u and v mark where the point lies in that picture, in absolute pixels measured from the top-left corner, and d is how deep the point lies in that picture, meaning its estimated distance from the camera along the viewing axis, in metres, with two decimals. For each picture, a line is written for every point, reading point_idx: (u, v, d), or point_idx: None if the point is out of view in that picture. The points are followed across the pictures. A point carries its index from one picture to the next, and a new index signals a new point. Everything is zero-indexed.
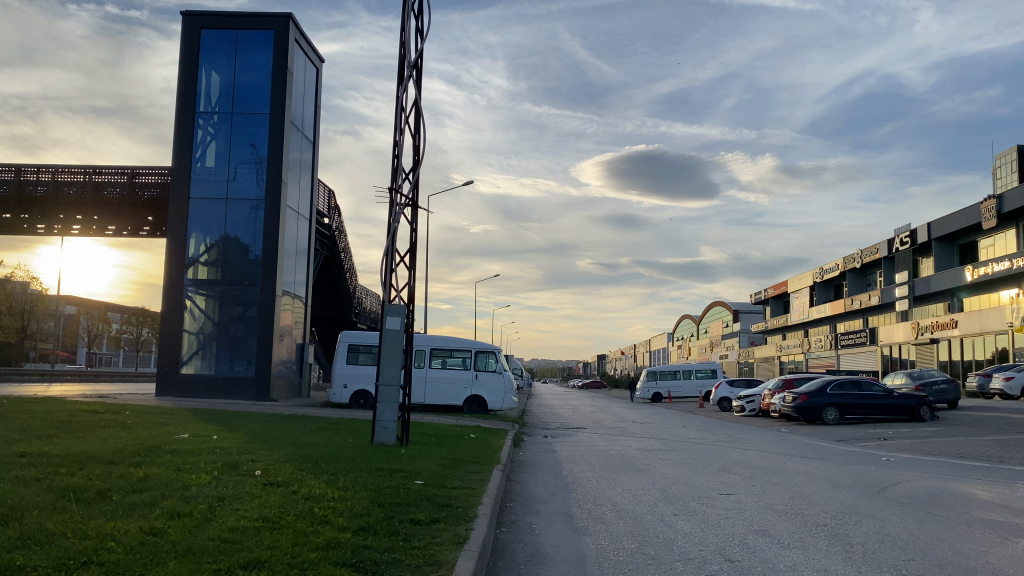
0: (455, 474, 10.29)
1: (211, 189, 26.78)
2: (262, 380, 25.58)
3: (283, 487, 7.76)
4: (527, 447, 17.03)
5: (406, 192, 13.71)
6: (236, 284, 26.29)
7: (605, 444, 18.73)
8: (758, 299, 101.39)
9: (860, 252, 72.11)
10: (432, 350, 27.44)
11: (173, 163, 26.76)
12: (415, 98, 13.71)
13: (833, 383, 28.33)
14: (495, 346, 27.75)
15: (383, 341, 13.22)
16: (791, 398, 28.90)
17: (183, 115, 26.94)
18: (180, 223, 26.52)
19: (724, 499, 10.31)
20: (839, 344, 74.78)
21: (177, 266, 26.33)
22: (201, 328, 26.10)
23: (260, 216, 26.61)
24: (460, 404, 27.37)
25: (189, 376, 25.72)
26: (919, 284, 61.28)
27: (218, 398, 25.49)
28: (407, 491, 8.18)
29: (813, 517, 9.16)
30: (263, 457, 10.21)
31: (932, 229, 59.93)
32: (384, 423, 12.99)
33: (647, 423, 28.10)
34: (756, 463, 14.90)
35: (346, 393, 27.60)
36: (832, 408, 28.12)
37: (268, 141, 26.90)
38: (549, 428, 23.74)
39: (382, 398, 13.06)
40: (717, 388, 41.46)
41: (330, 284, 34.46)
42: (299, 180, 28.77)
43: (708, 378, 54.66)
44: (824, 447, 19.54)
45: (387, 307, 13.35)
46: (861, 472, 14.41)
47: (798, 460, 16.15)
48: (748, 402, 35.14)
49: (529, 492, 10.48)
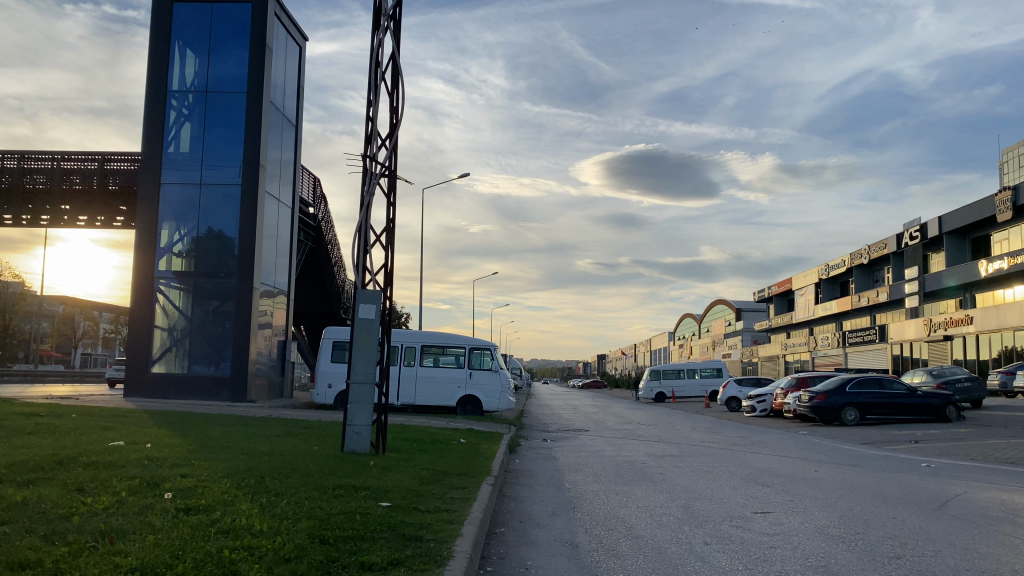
0: (433, 490, 8.44)
1: (184, 173, 24.94)
2: (239, 379, 23.73)
3: (195, 517, 5.90)
4: (525, 453, 15.19)
5: (382, 159, 11.90)
6: (211, 276, 24.46)
7: (611, 448, 16.87)
8: (761, 297, 99.46)
9: (867, 248, 70.32)
10: (423, 347, 25.59)
11: (143, 145, 24.92)
12: (392, 51, 11.92)
13: (852, 381, 26.53)
14: (490, 343, 25.95)
15: (355, 332, 11.34)
16: (807, 397, 27.08)
17: (153, 94, 25.10)
18: (152, 211, 24.70)
19: (762, 521, 8.49)
20: (846, 342, 72.88)
21: (147, 258, 24.49)
22: (174, 324, 24.28)
23: (236, 203, 24.74)
24: (454, 405, 25.48)
25: (160, 375, 23.86)
26: (930, 280, 59.60)
27: (190, 399, 23.64)
28: (362, 519, 6.31)
29: (879, 546, 7.36)
30: (200, 471, 8.36)
31: (943, 223, 58.11)
32: (355, 428, 11.18)
33: (654, 425, 26.26)
34: (785, 472, 13.04)
35: (330, 394, 25.73)
36: (853, 408, 26.27)
37: (245, 122, 25.02)
38: (549, 431, 21.84)
39: (353, 398, 11.24)
40: (724, 387, 39.59)
41: (317, 277, 32.60)
42: (280, 166, 26.94)
43: (714, 377, 52.81)
44: (852, 451, 17.67)
45: (360, 293, 11.47)
46: (907, 482, 12.56)
47: (830, 467, 14.29)
48: (759, 401, 33.32)
49: (524, 512, 8.66)
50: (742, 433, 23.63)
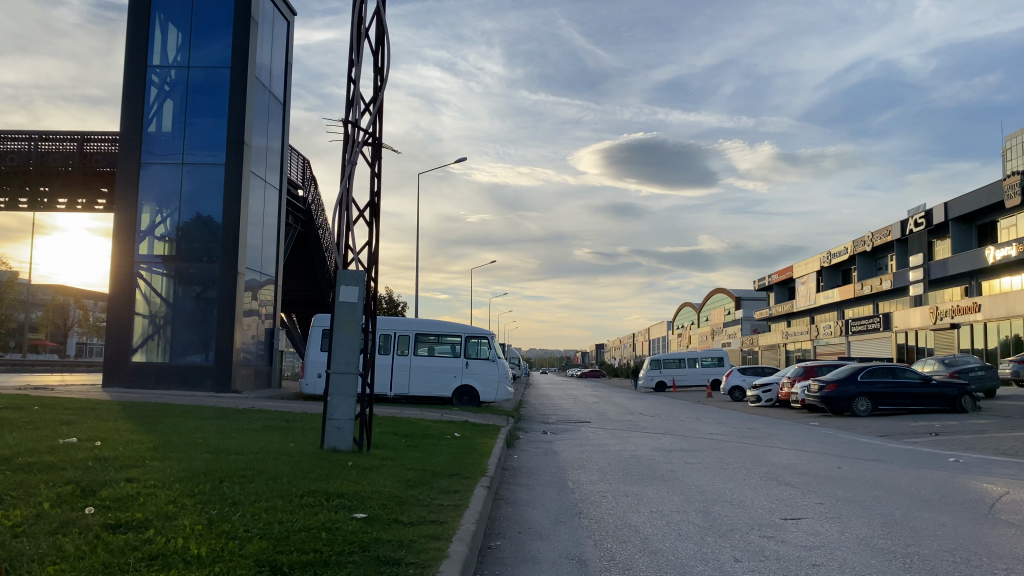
0: (418, 496, 7.36)
1: (166, 153, 23.77)
2: (224, 368, 22.64)
3: (120, 536, 4.81)
4: (523, 448, 14.14)
5: (366, 125, 10.80)
6: (194, 261, 23.33)
7: (615, 442, 15.82)
8: (762, 285, 98.43)
9: (870, 235, 69.28)
10: (417, 335, 24.49)
11: (122, 122, 23.71)
12: (376, 5, 10.82)
13: (863, 370, 25.53)
14: (488, 331, 24.89)
15: (335, 316, 10.24)
16: (817, 387, 26.08)
17: (133, 69, 23.88)
18: (131, 192, 23.51)
19: (796, 530, 7.48)
20: (849, 330, 71.85)
21: (127, 241, 23.34)
22: (156, 311, 23.17)
23: (221, 183, 23.57)
24: (450, 396, 24.41)
25: (140, 365, 22.73)
26: (935, 267, 58.65)
27: (173, 389, 22.54)
28: (326, 538, 5.20)
29: (939, 562, 6.29)
30: (152, 474, 7.28)
31: (949, 209, 57.00)
32: (335, 422, 10.10)
33: (658, 416, 25.24)
34: (807, 470, 11.98)
35: (320, 384, 24.63)
36: (864, 398, 25.24)
37: (229, 98, 23.81)
38: (550, 423, 20.76)
39: (334, 390, 10.17)
40: (728, 376, 38.57)
41: (307, 262, 31.51)
42: (267, 147, 25.75)
43: (715, 366, 51.79)
44: (872, 445, 16.60)
45: (341, 274, 10.39)
46: (942, 480, 11.48)
47: (854, 463, 13.23)
48: (764, 391, 32.31)
49: (523, 521, 7.58)
50: (750, 424, 22.55)
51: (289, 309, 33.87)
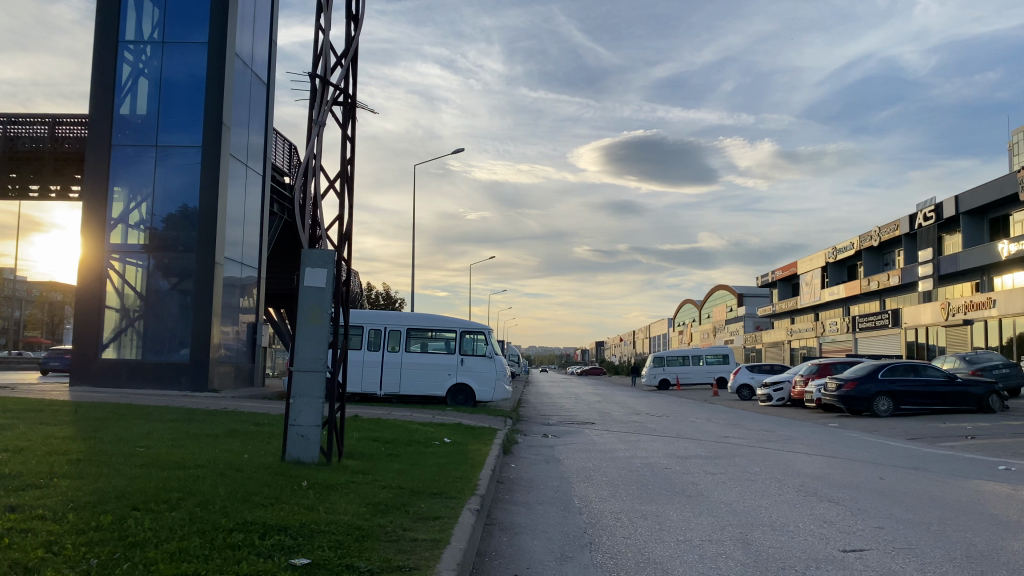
0: (383, 527, 5.78)
1: (139, 134, 22.18)
2: (200, 366, 21.09)
3: None
4: (520, 455, 12.59)
5: (337, 80, 9.26)
6: (170, 250, 21.79)
7: (623, 446, 14.29)
8: (765, 281, 97.00)
9: (878, 230, 67.72)
10: (409, 330, 22.95)
11: (91, 102, 22.08)
12: None
13: (884, 368, 24.00)
14: (485, 326, 23.35)
15: (300, 303, 8.66)
16: (835, 385, 24.50)
17: (104, 44, 22.23)
18: (101, 176, 21.88)
19: (864, 568, 5.93)
20: (856, 327, 70.19)
21: (97, 230, 21.75)
22: (129, 305, 21.62)
23: (198, 167, 21.99)
24: (444, 394, 22.86)
25: (110, 362, 21.16)
26: (945, 262, 57.18)
27: (145, 388, 21.00)
28: None
29: None
30: (52, 498, 5.73)
31: (960, 203, 55.41)
32: (298, 429, 8.55)
33: (666, 416, 23.68)
34: (846, 482, 10.41)
35: None
36: (885, 398, 23.69)
37: (207, 76, 22.24)
38: (551, 425, 19.20)
39: (297, 391, 8.61)
40: (736, 374, 37.02)
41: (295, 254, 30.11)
42: (248, 129, 24.21)
43: (720, 363, 50.22)
44: (906, 451, 15.02)
45: (306, 254, 8.77)
46: (1005, 495, 9.89)
47: (895, 473, 11.66)
48: (775, 390, 30.81)
49: (522, 558, 6.04)
50: (765, 426, 20.96)
51: (276, 303, 32.41)
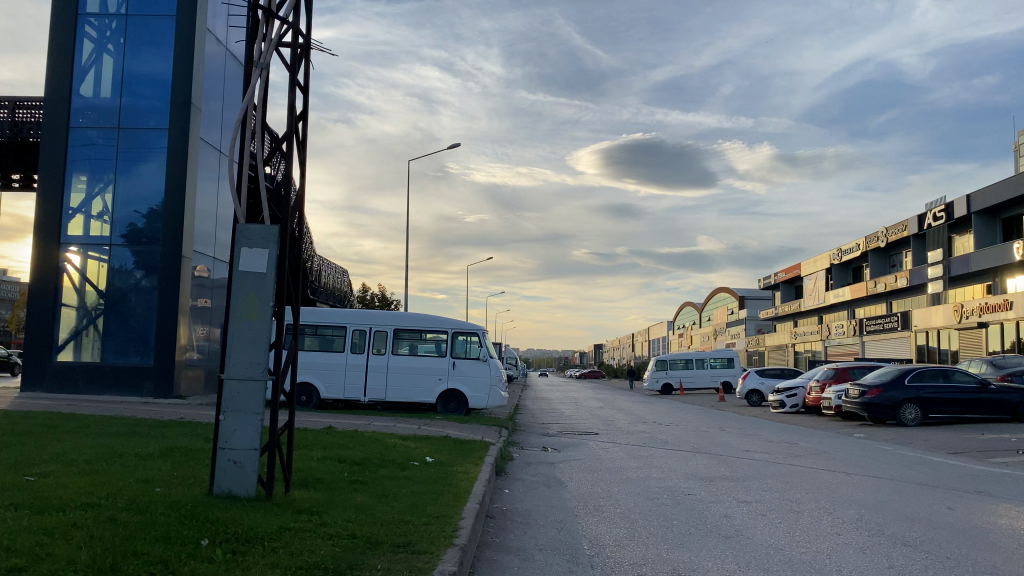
0: None
1: (100, 115, 20.27)
2: (164, 370, 19.19)
3: None
4: (515, 478, 10.71)
5: (286, 14, 7.42)
6: (133, 242, 19.90)
7: (634, 464, 12.44)
8: (767, 283, 95.26)
9: (885, 231, 65.97)
10: (397, 331, 21.09)
11: (47, 80, 20.19)
12: None
13: (910, 373, 22.17)
14: (479, 327, 21.49)
15: (234, 292, 6.80)
16: (857, 392, 22.57)
17: (63, 18, 20.33)
18: (56, 161, 19.96)
19: None
20: (863, 330, 68.36)
21: (52, 220, 19.84)
22: (89, 304, 19.73)
23: (164, 152, 20.10)
24: (435, 402, 20.97)
25: (66, 365, 19.31)
26: (956, 264, 55.36)
27: (103, 394, 19.11)
28: None
29: None
30: None
31: (972, 202, 53.54)
32: (229, 454, 6.68)
33: (676, 426, 21.81)
34: (911, 516, 8.53)
35: None
36: (913, 405, 21.88)
37: (175, 52, 20.37)
38: (551, 436, 17.33)
39: (228, 406, 6.72)
40: (745, 379, 35.17)
41: None
42: (221, 114, 22.35)
43: (725, 367, 48.39)
44: (956, 469, 13.11)
45: (242, 229, 6.89)
46: None
47: (962, 500, 9.78)
48: (789, 396, 28.96)
49: None
50: (785, 438, 19.08)
51: None
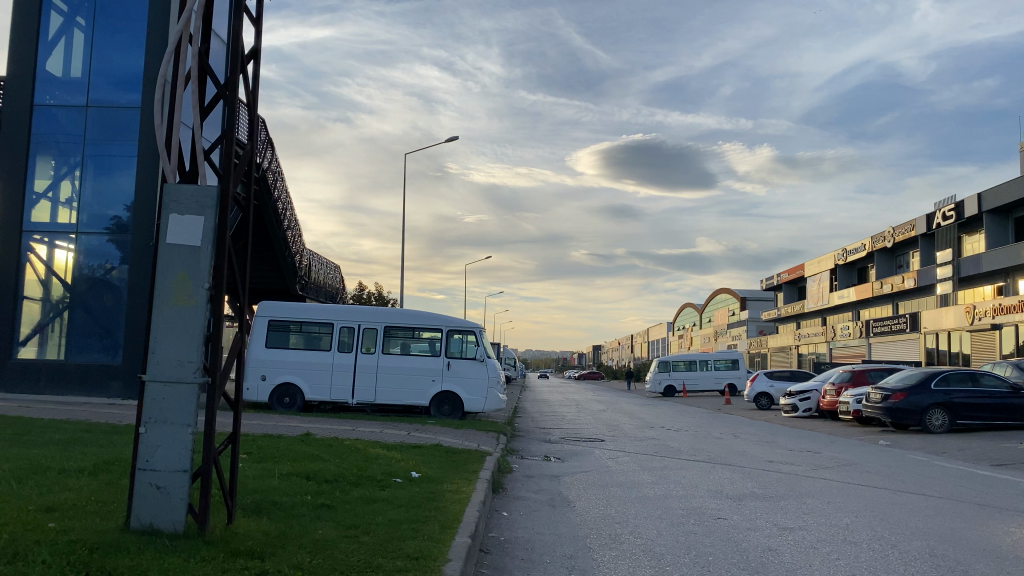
0: None
1: (66, 93, 18.78)
2: (134, 369, 17.72)
3: None
4: (515, 496, 9.22)
5: None
6: (101, 231, 18.43)
7: (649, 478, 11.00)
8: (769, 284, 93.90)
9: (892, 231, 64.48)
10: (387, 329, 19.65)
11: (10, 57, 18.76)
12: None
13: (937, 376, 20.68)
14: (476, 325, 20.07)
15: (160, 269, 5.37)
16: (879, 396, 21.10)
17: None
18: (20, 143, 18.56)
19: None
20: (869, 332, 66.95)
21: (14, 206, 18.43)
22: (54, 298, 18.29)
23: (135, 132, 18.58)
24: (428, 404, 19.53)
25: (28, 363, 17.92)
26: (966, 264, 53.93)
27: (68, 395, 17.70)
28: None
29: None
30: None
31: (983, 200, 51.99)
32: (150, 476, 5.22)
33: (686, 431, 20.39)
34: (990, 550, 7.12)
35: (264, 389, 19.43)
36: (940, 411, 20.39)
37: (147, 26, 18.81)
38: (553, 443, 15.91)
39: (151, 417, 5.27)
40: (753, 381, 33.71)
41: (261, 239, 26.86)
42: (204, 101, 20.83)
43: (728, 369, 46.97)
44: (1010, 485, 11.65)
45: (170, 190, 5.43)
46: None
47: None
48: (801, 400, 27.55)
49: None
50: (805, 446, 17.68)
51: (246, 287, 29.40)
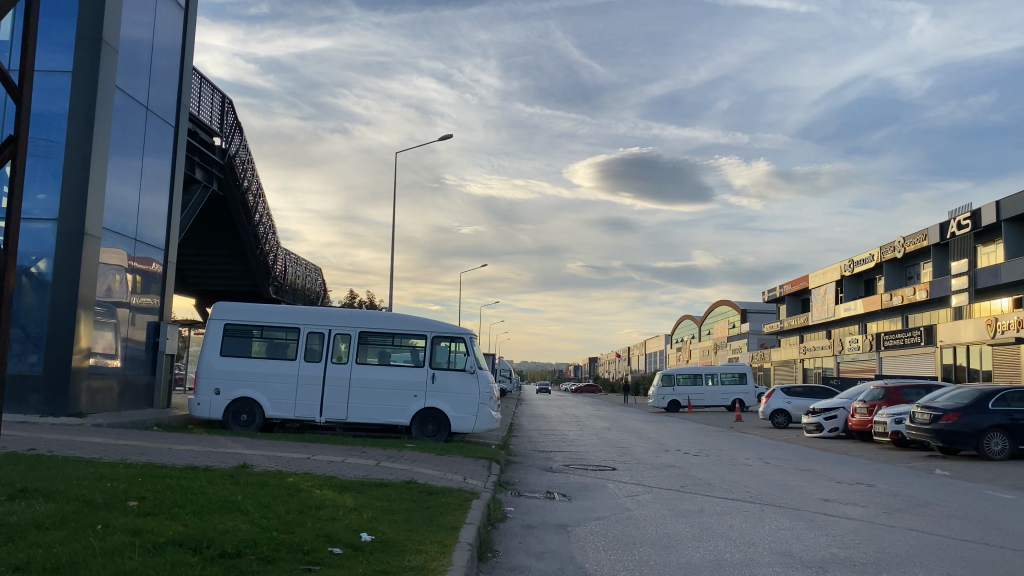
0: None
1: None
2: (55, 380, 14.89)
3: None
4: (513, 567, 6.49)
5: None
6: None
7: (689, 531, 8.27)
8: (772, 296, 91.35)
9: (902, 241, 61.99)
10: (362, 335, 16.98)
11: None
12: None
13: (994, 396, 18.00)
14: (465, 330, 17.41)
15: None
16: (926, 417, 18.39)
17: None
18: None
19: None
20: (879, 345, 64.39)
21: None
22: None
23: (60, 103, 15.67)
24: (408, 423, 16.78)
25: None
26: (983, 275, 51.41)
27: None
28: None
29: None
30: None
31: (1001, 208, 49.47)
32: None
33: (708, 457, 17.65)
34: None
35: (218, 403, 16.66)
36: (1000, 434, 17.71)
37: None
38: (557, 473, 13.15)
39: None
40: (769, 398, 30.96)
41: (229, 234, 24.26)
42: (150, 83, 17.96)
43: (736, 383, 44.24)
44: None
45: None
46: None
47: None
48: (827, 419, 24.85)
49: None
50: (853, 476, 14.99)
51: (214, 286, 26.73)
